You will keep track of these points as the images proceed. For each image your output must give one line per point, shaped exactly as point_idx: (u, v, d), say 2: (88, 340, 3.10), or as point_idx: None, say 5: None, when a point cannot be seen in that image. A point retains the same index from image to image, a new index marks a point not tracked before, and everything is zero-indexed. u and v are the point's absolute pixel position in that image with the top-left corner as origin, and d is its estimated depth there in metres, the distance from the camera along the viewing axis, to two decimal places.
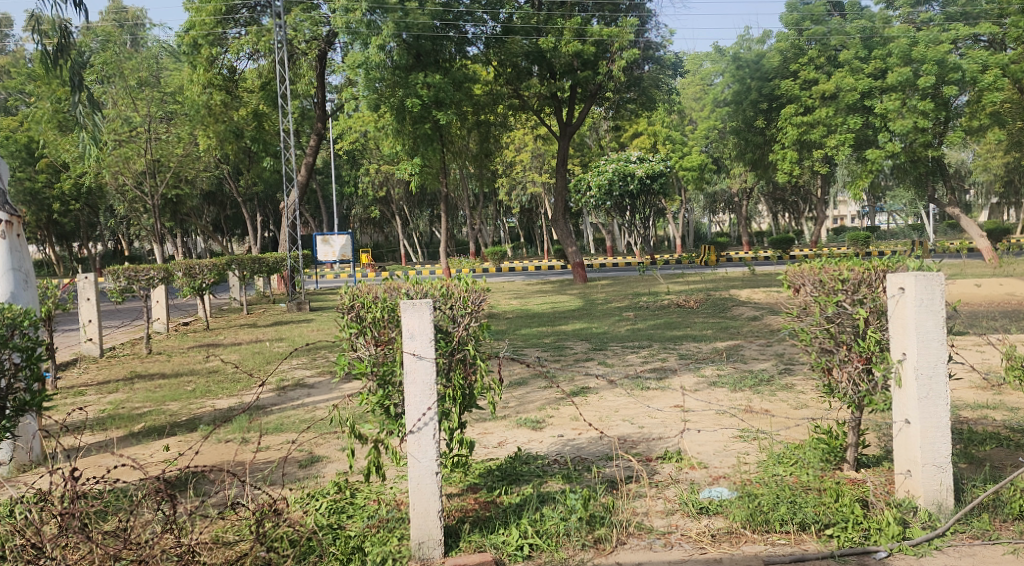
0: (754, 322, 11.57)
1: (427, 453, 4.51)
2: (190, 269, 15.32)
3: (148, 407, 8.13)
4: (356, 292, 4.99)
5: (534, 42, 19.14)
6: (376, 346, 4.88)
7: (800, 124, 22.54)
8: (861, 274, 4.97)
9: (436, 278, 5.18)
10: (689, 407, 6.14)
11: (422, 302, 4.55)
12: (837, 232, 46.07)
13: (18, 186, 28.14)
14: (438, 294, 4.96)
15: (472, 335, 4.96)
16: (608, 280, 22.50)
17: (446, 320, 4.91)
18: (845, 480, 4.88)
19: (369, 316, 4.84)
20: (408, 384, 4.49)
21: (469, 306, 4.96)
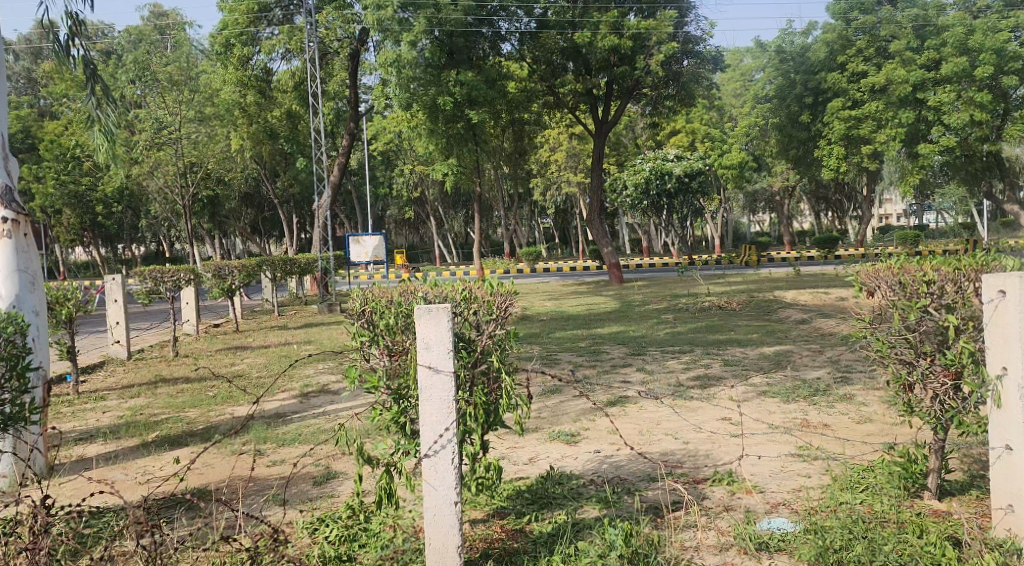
0: (801, 326, 10.99)
1: (444, 481, 4.09)
2: (219, 271, 15.03)
3: (166, 414, 7.67)
4: (369, 297, 4.73)
5: (570, 38, 18.67)
6: (390, 356, 4.60)
7: (847, 119, 21.91)
8: (947, 274, 4.59)
9: (458, 280, 4.88)
10: (739, 420, 5.65)
11: (442, 308, 4.09)
12: (883, 231, 45.10)
13: (61, 190, 28.23)
14: (460, 298, 4.56)
15: (497, 345, 4.53)
16: (646, 280, 21.95)
17: (471, 328, 4.48)
18: (928, 512, 4.30)
19: (383, 322, 4.57)
20: (423, 401, 4.09)
21: (495, 312, 4.54)
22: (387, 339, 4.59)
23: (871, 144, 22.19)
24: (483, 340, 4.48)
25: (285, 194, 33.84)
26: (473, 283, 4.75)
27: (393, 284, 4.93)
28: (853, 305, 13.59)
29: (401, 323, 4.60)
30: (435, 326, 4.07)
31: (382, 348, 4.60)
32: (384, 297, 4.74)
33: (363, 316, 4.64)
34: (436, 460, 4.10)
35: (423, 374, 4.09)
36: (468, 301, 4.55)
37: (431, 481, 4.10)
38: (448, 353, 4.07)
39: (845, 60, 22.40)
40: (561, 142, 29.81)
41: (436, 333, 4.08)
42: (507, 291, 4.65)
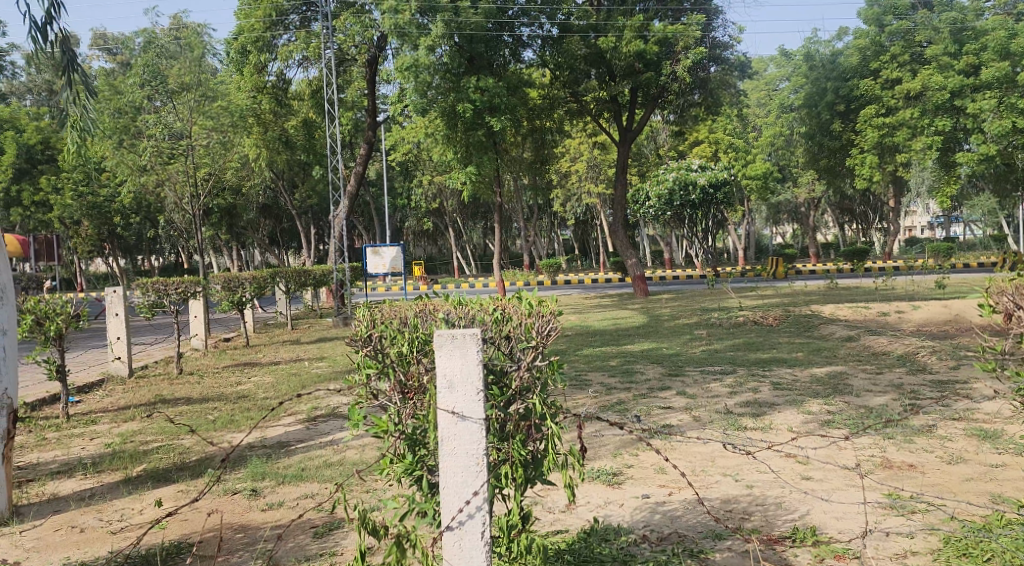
0: (848, 344, 10.28)
1: (473, 556, 3.70)
2: (229, 283, 14.35)
3: (158, 442, 6.95)
4: (378, 320, 4.26)
5: (594, 43, 18.00)
6: (401, 394, 4.04)
7: (881, 127, 21.44)
8: None
9: (485, 299, 4.42)
10: (810, 459, 4.98)
11: (472, 336, 3.63)
12: (914, 242, 44.13)
13: (81, 202, 27.76)
14: (491, 319, 4.05)
15: (540, 378, 3.97)
16: (672, 293, 21.16)
17: (505, 358, 3.94)
18: None
19: (395, 351, 4.06)
20: (448, 456, 3.65)
21: (532, 336, 4.01)
22: (398, 369, 4.04)
23: (905, 153, 21.48)
24: (520, 372, 3.94)
25: (303, 205, 33.25)
26: (506, 304, 4.28)
27: (415, 306, 4.47)
28: (897, 322, 12.87)
29: (412, 348, 4.07)
30: (466, 356, 3.64)
31: (396, 376, 4.05)
32: (397, 322, 4.26)
33: (368, 341, 4.18)
34: (461, 533, 3.69)
35: (448, 415, 3.65)
36: (500, 322, 4.04)
37: (458, 554, 3.69)
38: (478, 392, 3.64)
39: (878, 66, 21.74)
40: (582, 151, 29.16)
41: (465, 365, 3.64)
42: (550, 312, 4.14)
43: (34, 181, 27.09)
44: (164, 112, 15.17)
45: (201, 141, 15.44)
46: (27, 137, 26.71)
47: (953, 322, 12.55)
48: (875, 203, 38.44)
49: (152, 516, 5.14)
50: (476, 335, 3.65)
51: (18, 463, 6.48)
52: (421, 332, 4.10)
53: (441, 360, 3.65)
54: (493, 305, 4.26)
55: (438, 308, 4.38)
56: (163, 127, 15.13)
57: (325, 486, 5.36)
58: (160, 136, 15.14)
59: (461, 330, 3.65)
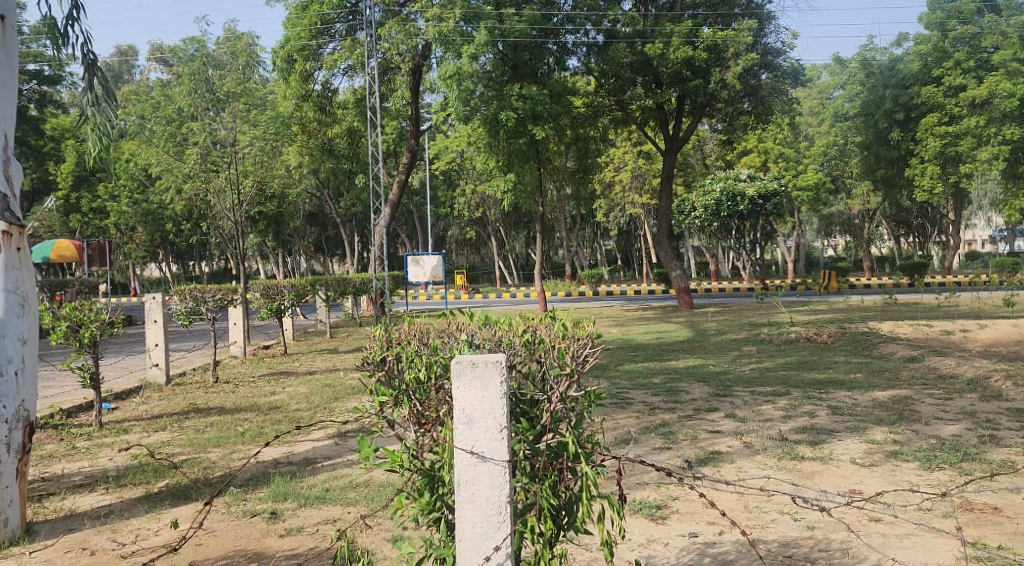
0: (907, 366, 9.88)
1: None
2: (269, 290, 14.12)
3: (185, 455, 6.62)
4: (394, 335, 4.40)
5: (640, 51, 17.55)
6: (419, 427, 4.18)
7: (943, 136, 20.81)
8: None
9: (515, 317, 4.47)
10: (879, 500, 4.71)
11: (496, 362, 3.80)
12: (972, 257, 42.88)
13: (133, 208, 28.07)
14: (520, 343, 4.17)
15: (575, 408, 4.07)
16: (718, 306, 20.64)
17: (536, 388, 4.06)
18: None
19: (413, 379, 4.18)
20: (466, 498, 3.82)
21: (566, 362, 4.08)
22: (417, 394, 4.19)
23: (968, 164, 20.86)
24: (552, 402, 4.04)
25: (349, 213, 33.30)
26: (539, 323, 4.33)
27: (440, 325, 4.49)
28: (960, 342, 12.34)
29: (433, 374, 4.18)
30: (491, 381, 3.80)
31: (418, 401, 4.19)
32: (418, 345, 4.32)
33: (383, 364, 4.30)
34: None
35: (474, 440, 3.81)
36: (533, 346, 4.16)
37: None
38: (503, 417, 3.80)
39: (940, 74, 21.10)
40: (627, 161, 28.72)
41: (491, 390, 3.80)
42: (588, 335, 4.18)
43: (91, 189, 27.62)
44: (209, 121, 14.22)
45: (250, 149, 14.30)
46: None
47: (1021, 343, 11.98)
48: (931, 216, 37.39)
49: (168, 539, 4.86)
50: (500, 360, 3.82)
51: (41, 474, 6.17)
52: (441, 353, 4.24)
53: (462, 390, 3.81)
54: (524, 327, 4.32)
55: (464, 327, 4.42)
56: (208, 134, 14.03)
57: (350, 510, 5.01)
58: (205, 144, 14.10)
59: (484, 355, 3.82)
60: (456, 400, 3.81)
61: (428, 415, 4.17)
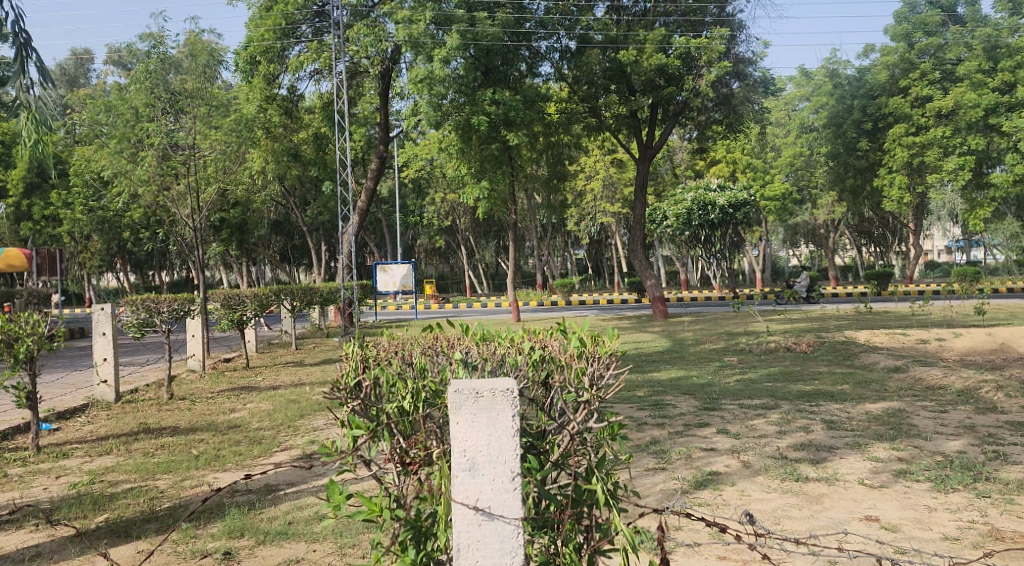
0: (894, 376, 9.54)
1: None
2: (229, 300, 13.50)
3: (130, 484, 6.14)
4: (377, 356, 4.38)
5: (614, 57, 17.14)
6: (401, 464, 4.07)
7: (911, 146, 20.68)
8: None
9: (516, 332, 4.56)
10: (896, 537, 4.40)
11: (506, 391, 3.66)
12: (937, 266, 43.05)
13: (92, 216, 27.34)
14: (527, 363, 4.19)
15: (594, 439, 4.06)
16: (691, 316, 20.30)
17: (546, 418, 4.05)
18: None
19: (395, 410, 4.08)
20: (472, 546, 3.67)
21: (583, 383, 4.04)
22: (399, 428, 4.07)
23: (938, 173, 20.78)
24: (568, 434, 3.98)
25: (314, 222, 32.71)
26: (549, 339, 4.37)
27: (426, 338, 4.53)
28: (939, 351, 12.03)
29: (416, 402, 4.08)
30: (501, 409, 3.65)
31: (400, 435, 4.07)
32: (401, 365, 4.27)
33: (353, 393, 4.13)
34: None
35: (484, 471, 3.66)
36: (542, 367, 4.20)
37: None
38: (514, 447, 3.67)
39: (906, 84, 20.96)
40: (597, 169, 28.42)
41: (502, 419, 3.65)
42: (608, 352, 4.12)
43: (44, 196, 26.91)
44: (167, 123, 13.53)
45: (211, 153, 13.88)
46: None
47: (1002, 352, 11.70)
48: (896, 226, 37.42)
49: None
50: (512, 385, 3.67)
51: None
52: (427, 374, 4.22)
53: (469, 422, 3.66)
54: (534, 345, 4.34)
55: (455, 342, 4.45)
56: (165, 136, 13.38)
57: (315, 548, 4.66)
58: (163, 147, 13.36)
59: (492, 382, 3.67)
60: (462, 430, 3.66)
61: (412, 453, 4.05)
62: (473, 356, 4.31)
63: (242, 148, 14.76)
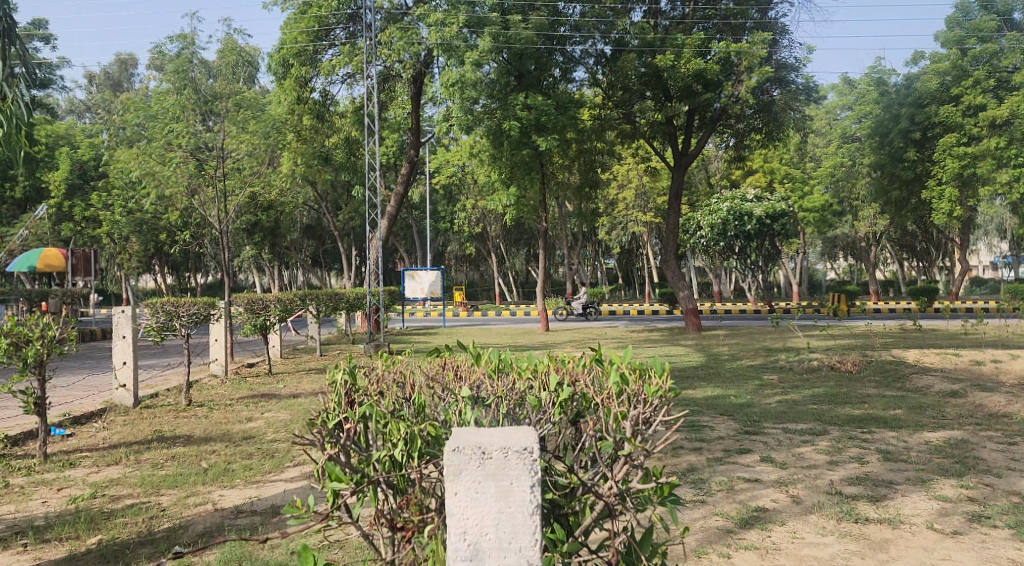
0: (950, 402, 8.95)
1: None
2: (253, 304, 13.11)
3: (134, 498, 5.73)
4: (369, 391, 4.40)
5: (651, 62, 16.47)
6: (389, 523, 4.08)
7: (961, 157, 19.96)
8: None
9: (538, 362, 4.54)
10: None
11: (523, 459, 3.67)
12: (978, 282, 41.96)
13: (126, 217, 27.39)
14: (552, 403, 4.19)
15: (637, 497, 4.01)
16: (727, 330, 19.68)
17: (576, 476, 4.02)
18: None
19: (384, 458, 4.08)
20: None
21: (626, 430, 4.04)
22: (384, 475, 4.07)
23: (987, 186, 20.09)
24: (604, 499, 3.95)
25: (346, 228, 32.52)
26: (579, 372, 4.37)
27: (432, 369, 4.61)
28: (992, 373, 11.40)
29: (405, 451, 4.08)
30: (516, 468, 3.67)
31: (392, 491, 4.09)
32: (394, 402, 4.31)
33: (334, 435, 4.15)
34: None
35: (488, 536, 3.68)
36: (571, 406, 4.21)
37: None
38: (528, 528, 3.68)
39: (958, 92, 20.34)
40: (631, 178, 27.90)
41: (514, 478, 3.67)
42: (652, 396, 4.12)
43: (83, 196, 26.99)
44: (193, 121, 13.03)
45: (240, 155, 13.41)
46: (79, 152, 26.61)
47: None
48: (937, 240, 36.42)
49: None
50: (531, 443, 3.69)
51: None
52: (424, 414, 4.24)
53: (483, 490, 3.68)
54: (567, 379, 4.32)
55: (461, 374, 4.52)
56: (194, 137, 12.94)
57: None
58: (190, 148, 12.93)
59: (509, 439, 3.69)
60: (474, 499, 3.68)
61: (404, 516, 4.08)
62: (484, 391, 4.34)
63: (273, 149, 14.42)
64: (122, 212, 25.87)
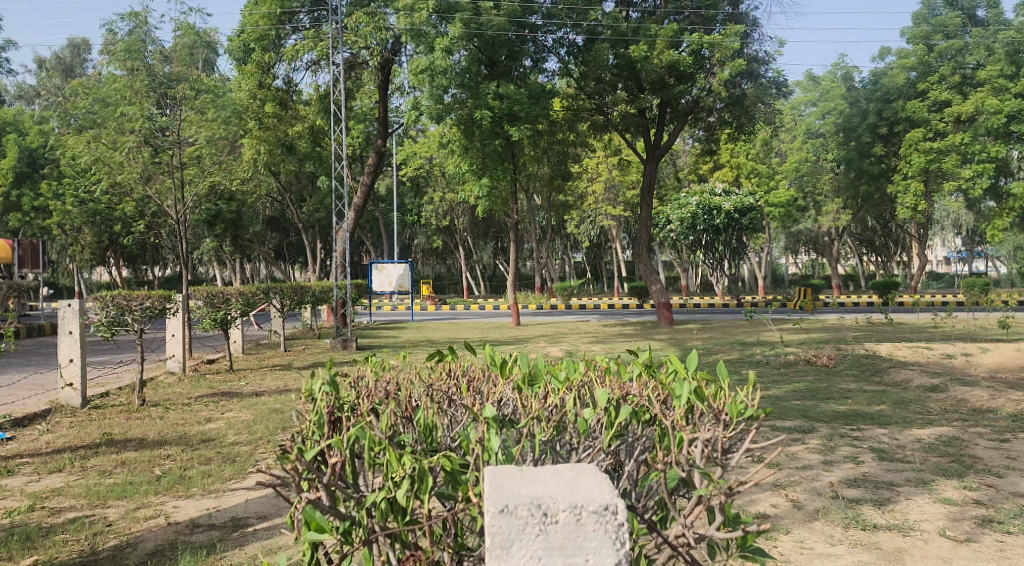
0: (933, 397, 8.68)
1: None
2: (212, 298, 12.55)
3: (76, 512, 5.27)
4: (370, 406, 4.10)
5: (623, 52, 16.01)
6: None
7: (928, 151, 19.81)
8: None
9: (570, 372, 4.29)
10: None
11: (604, 524, 3.03)
12: (938, 277, 42.22)
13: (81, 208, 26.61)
14: (602, 427, 3.94)
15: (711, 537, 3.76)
16: (697, 323, 19.39)
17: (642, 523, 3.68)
18: None
19: (380, 503, 3.66)
20: None
21: (699, 463, 3.84)
22: (379, 521, 3.67)
23: (953, 181, 20.02)
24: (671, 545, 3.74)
25: (310, 221, 31.94)
26: (633, 388, 4.16)
27: (436, 385, 4.36)
28: (969, 367, 11.16)
29: (409, 491, 3.67)
30: (596, 537, 3.03)
31: (392, 542, 3.71)
32: (389, 422, 3.97)
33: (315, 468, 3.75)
34: None
35: None
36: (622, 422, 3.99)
37: None
38: None
39: (924, 88, 20.23)
40: (600, 171, 27.60)
41: (592, 551, 3.03)
42: (736, 419, 3.86)
43: (34, 186, 26.23)
44: (147, 104, 12.38)
45: (200, 142, 12.82)
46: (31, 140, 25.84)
47: None
48: (898, 235, 36.63)
49: None
50: (612, 500, 3.05)
51: None
52: (431, 439, 3.94)
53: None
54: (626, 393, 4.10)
55: (473, 388, 4.31)
56: (148, 122, 12.29)
57: None
58: (144, 132, 12.28)
59: (582, 496, 3.05)
60: None
61: None
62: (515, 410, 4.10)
63: (234, 137, 13.85)
64: (78, 204, 25.12)
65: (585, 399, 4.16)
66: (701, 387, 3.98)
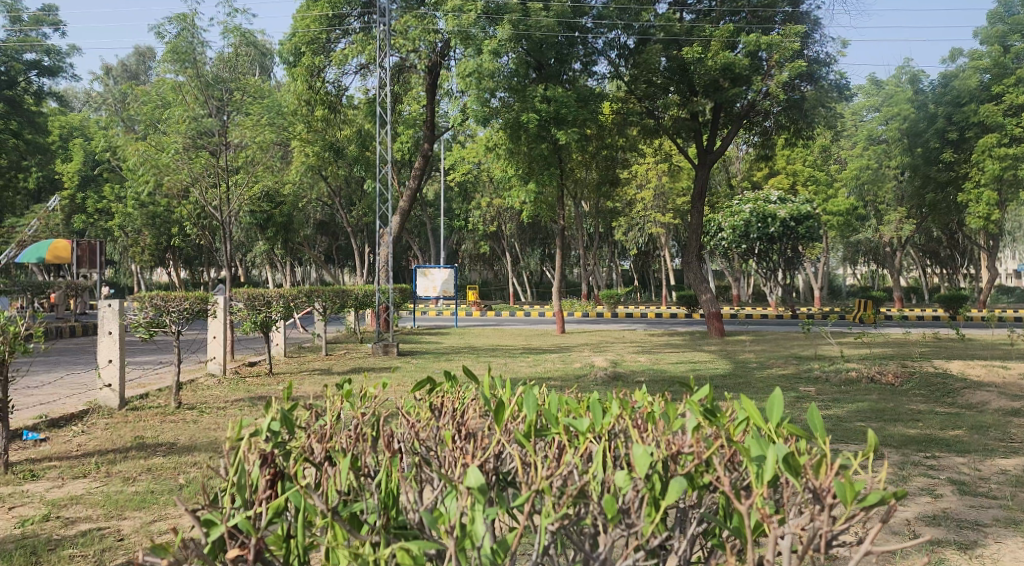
0: (1013, 421, 8.08)
1: None
2: (253, 300, 12.27)
3: (91, 524, 5.01)
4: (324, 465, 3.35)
5: (676, 54, 15.51)
6: None
7: (1003, 158, 18.91)
8: None
9: (600, 417, 3.46)
10: None
11: None
12: (1004, 291, 40.87)
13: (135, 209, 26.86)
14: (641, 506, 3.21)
15: None
16: (750, 335, 18.79)
17: None
18: None
19: None
20: None
21: (789, 563, 3.17)
22: None
23: None
24: None
25: (359, 224, 31.94)
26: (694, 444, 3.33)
27: (415, 431, 3.66)
28: None
29: None
30: None
31: None
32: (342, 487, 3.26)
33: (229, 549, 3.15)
34: None
35: None
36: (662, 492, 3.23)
37: None
38: None
39: (999, 91, 19.38)
40: (651, 178, 27.09)
41: None
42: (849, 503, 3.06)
43: (97, 188, 27.08)
44: (192, 103, 12.15)
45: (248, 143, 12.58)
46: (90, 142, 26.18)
47: None
48: (962, 246, 35.45)
49: None
50: None
51: None
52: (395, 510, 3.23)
53: None
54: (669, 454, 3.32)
55: (467, 431, 3.59)
56: (194, 122, 12.06)
57: None
58: (189, 132, 12.05)
59: None
60: None
61: None
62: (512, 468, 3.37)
63: (283, 137, 13.66)
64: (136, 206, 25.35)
65: (620, 454, 3.41)
66: (794, 453, 3.21)
